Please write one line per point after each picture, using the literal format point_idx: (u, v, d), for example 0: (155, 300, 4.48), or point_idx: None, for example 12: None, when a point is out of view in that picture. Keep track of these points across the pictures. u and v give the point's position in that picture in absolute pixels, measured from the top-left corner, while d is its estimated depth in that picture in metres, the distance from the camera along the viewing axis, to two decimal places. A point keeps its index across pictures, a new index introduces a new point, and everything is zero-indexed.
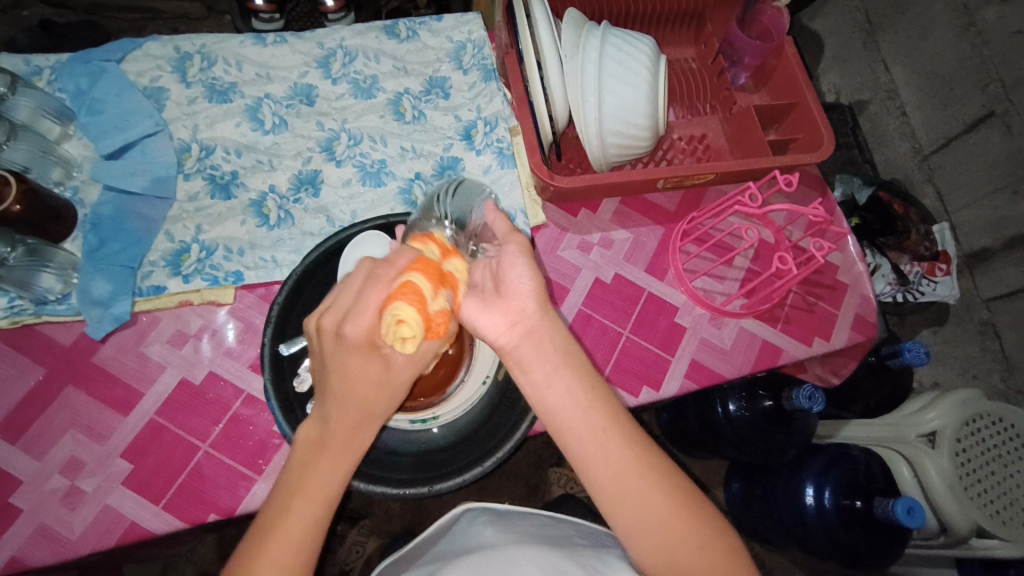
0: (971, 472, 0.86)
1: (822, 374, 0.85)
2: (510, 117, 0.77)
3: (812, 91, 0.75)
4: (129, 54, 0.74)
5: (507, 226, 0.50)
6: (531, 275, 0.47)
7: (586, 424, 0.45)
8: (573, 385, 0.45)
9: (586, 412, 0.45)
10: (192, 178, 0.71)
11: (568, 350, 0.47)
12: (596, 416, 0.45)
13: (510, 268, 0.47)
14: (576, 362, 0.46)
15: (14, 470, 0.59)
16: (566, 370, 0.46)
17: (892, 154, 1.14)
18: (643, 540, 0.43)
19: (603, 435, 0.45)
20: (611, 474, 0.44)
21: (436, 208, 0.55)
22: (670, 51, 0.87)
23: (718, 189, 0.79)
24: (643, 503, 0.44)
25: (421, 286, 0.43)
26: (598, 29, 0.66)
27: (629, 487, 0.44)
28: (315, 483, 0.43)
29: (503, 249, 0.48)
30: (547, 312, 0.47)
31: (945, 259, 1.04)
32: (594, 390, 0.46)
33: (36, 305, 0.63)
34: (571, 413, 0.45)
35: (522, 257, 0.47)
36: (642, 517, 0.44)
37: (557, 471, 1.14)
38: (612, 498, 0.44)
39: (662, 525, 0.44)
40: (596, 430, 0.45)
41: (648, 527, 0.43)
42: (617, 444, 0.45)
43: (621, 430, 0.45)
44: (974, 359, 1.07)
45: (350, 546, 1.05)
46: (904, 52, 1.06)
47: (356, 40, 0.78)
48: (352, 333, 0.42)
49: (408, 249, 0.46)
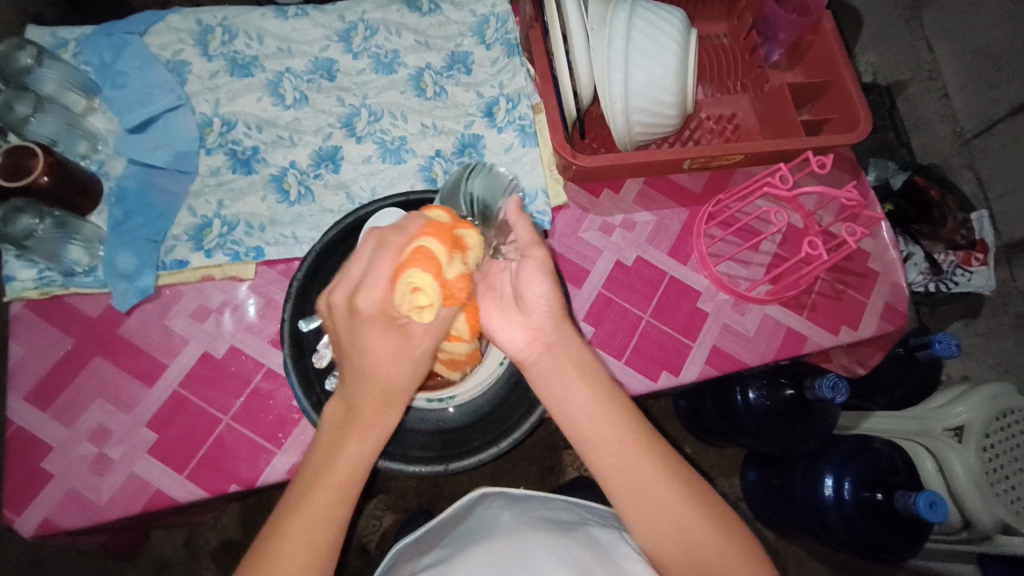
0: (999, 469, 0.84)
1: (847, 364, 0.83)
2: (534, 93, 0.75)
3: (850, 68, 0.71)
4: (152, 27, 0.74)
5: (530, 231, 0.47)
6: (548, 291, 0.46)
7: (604, 436, 0.44)
8: (591, 397, 0.45)
9: (605, 424, 0.45)
10: (214, 153, 0.71)
11: (586, 361, 0.46)
12: (614, 427, 0.45)
13: (527, 283, 0.46)
14: (593, 372, 0.46)
15: (44, 437, 0.60)
16: (583, 383, 0.45)
17: (932, 138, 1.08)
18: (663, 547, 0.43)
19: (619, 447, 0.44)
20: (631, 483, 0.44)
21: (463, 195, 0.54)
22: (700, 26, 0.84)
23: (746, 171, 0.77)
24: (665, 510, 0.44)
25: (434, 251, 0.41)
26: (626, 1, 0.64)
27: (650, 495, 0.44)
28: (339, 466, 0.43)
29: (522, 260, 0.46)
30: (563, 324, 0.47)
31: (982, 248, 0.98)
32: (611, 402, 0.46)
33: (64, 277, 0.65)
34: (584, 427, 0.45)
35: (539, 271, 0.46)
36: (662, 525, 0.43)
37: (571, 454, 1.15)
38: (632, 508, 0.44)
39: (685, 532, 0.43)
40: (611, 443, 0.44)
41: (671, 534, 0.43)
42: (636, 454, 0.44)
43: (640, 439, 0.45)
44: (1007, 353, 1.03)
45: (368, 518, 1.09)
46: (948, 30, 1.01)
47: (378, 13, 0.77)
48: (365, 306, 0.41)
49: (418, 215, 0.44)
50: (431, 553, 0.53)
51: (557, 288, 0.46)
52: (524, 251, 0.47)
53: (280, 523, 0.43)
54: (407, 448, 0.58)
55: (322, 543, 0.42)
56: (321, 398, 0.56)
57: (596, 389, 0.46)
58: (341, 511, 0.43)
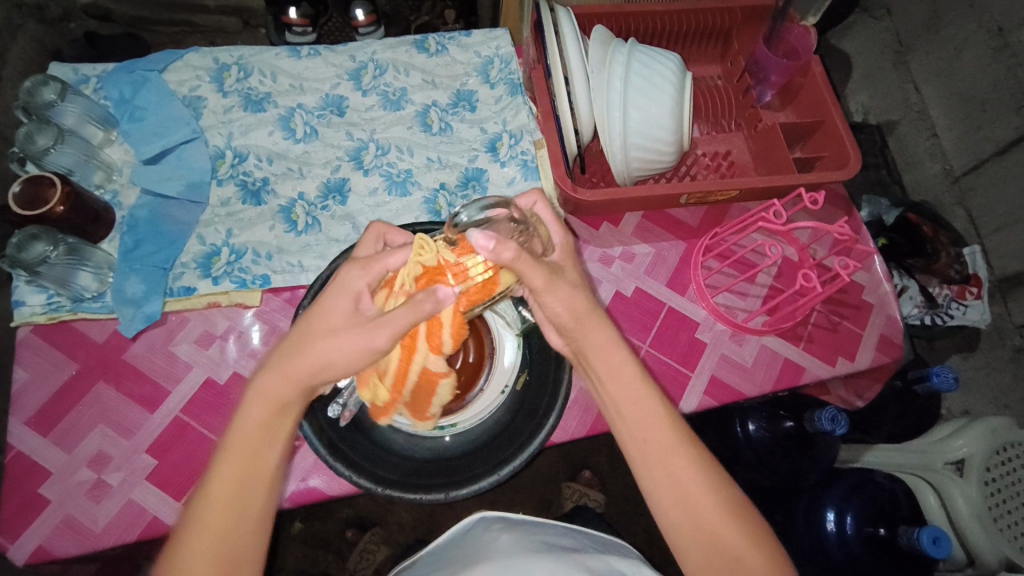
0: (1000, 502, 0.85)
1: (845, 397, 0.85)
2: (535, 130, 0.78)
3: (839, 109, 0.74)
4: (171, 64, 0.77)
5: (544, 275, 0.48)
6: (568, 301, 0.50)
7: (636, 430, 0.50)
8: (622, 391, 0.51)
9: (638, 420, 0.50)
10: (225, 184, 0.73)
11: (618, 365, 0.51)
12: (646, 423, 0.50)
13: (546, 304, 0.50)
14: (624, 374, 0.51)
15: (44, 462, 0.61)
16: (613, 380, 0.51)
17: (922, 175, 1.12)
18: (684, 534, 0.48)
19: (643, 443, 0.49)
20: (663, 474, 0.48)
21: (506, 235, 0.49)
22: (695, 69, 0.88)
23: (742, 206, 0.79)
24: (687, 503, 0.48)
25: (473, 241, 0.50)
26: (624, 46, 0.67)
27: (676, 483, 0.48)
28: (239, 458, 0.44)
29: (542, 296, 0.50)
30: (586, 320, 0.51)
31: (976, 282, 1.01)
32: (642, 397, 0.50)
33: (73, 302, 0.66)
34: (619, 415, 0.51)
35: (551, 294, 0.50)
36: (685, 513, 0.48)
37: (569, 487, 1.14)
38: (656, 495, 0.49)
39: (705, 522, 0.47)
40: (637, 436, 0.50)
41: (690, 522, 0.47)
42: (665, 447, 0.49)
43: (672, 436, 0.49)
44: (1007, 388, 1.03)
45: (361, 553, 1.05)
46: (934, 74, 1.05)
47: (387, 54, 0.80)
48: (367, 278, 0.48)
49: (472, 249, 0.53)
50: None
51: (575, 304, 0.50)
52: (537, 292, 0.50)
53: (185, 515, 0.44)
54: (418, 477, 0.57)
55: (241, 528, 0.43)
56: (323, 425, 0.57)
57: (624, 387, 0.51)
58: (257, 494, 0.45)
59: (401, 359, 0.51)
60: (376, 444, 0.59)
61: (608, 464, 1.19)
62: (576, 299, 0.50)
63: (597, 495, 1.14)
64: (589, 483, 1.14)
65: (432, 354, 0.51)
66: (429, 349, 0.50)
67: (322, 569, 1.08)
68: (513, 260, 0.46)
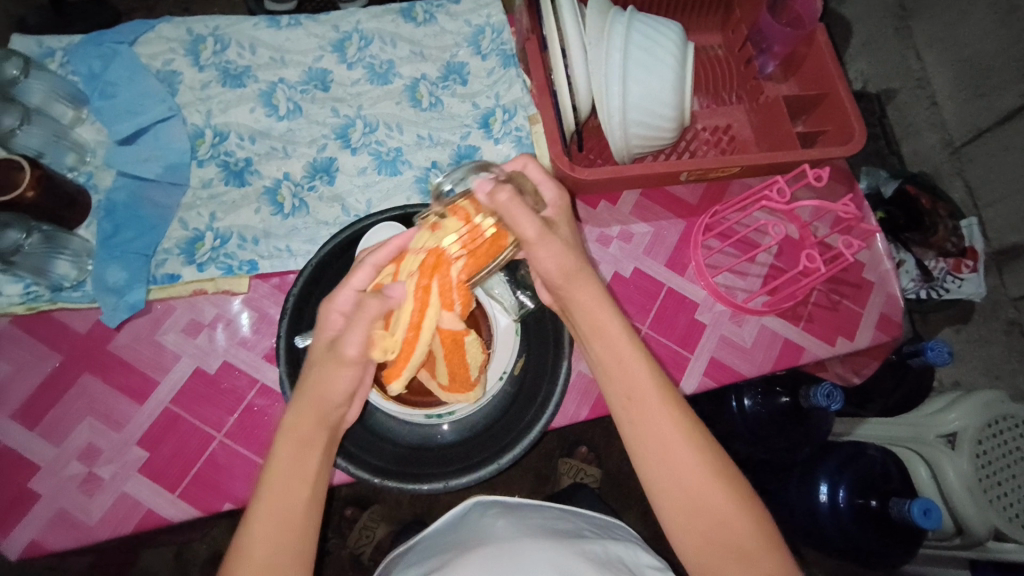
0: (991, 475, 0.85)
1: (842, 373, 0.85)
2: (530, 105, 0.75)
3: (845, 81, 0.71)
4: (142, 36, 0.73)
5: (537, 224, 0.47)
6: (555, 263, 0.49)
7: (624, 385, 0.49)
8: (611, 349, 0.50)
9: (626, 378, 0.49)
10: (206, 165, 0.70)
11: (602, 324, 0.50)
12: (632, 381, 0.49)
13: (536, 260, 0.49)
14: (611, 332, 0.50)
15: (31, 456, 0.59)
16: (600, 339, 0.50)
17: (921, 146, 1.09)
18: (670, 492, 0.47)
19: (629, 403, 0.49)
20: (650, 432, 0.48)
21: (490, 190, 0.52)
22: (696, 37, 0.84)
23: (742, 182, 0.77)
24: (673, 466, 0.47)
25: (467, 208, 0.50)
26: (624, 14, 0.64)
27: (660, 442, 0.47)
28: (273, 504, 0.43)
29: (534, 252, 0.49)
30: (571, 282, 0.50)
31: (972, 255, 0.99)
32: (630, 358, 0.49)
33: (52, 292, 0.63)
34: (606, 377, 0.51)
35: (542, 249, 0.49)
36: (671, 472, 0.47)
37: (566, 462, 1.15)
38: (642, 455, 0.48)
39: (689, 483, 0.47)
40: (624, 394, 0.49)
41: (674, 485, 0.47)
42: (654, 404, 0.48)
43: (657, 400, 0.48)
44: (996, 360, 1.03)
45: (360, 531, 1.07)
46: (938, 39, 1.02)
47: (373, 24, 0.76)
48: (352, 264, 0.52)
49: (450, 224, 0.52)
50: (426, 563, 0.53)
51: (565, 262, 0.49)
52: (529, 245, 0.48)
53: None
54: (421, 466, 0.57)
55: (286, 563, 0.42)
56: None
57: (612, 347, 0.50)
58: (299, 540, 0.43)
59: (415, 312, 0.48)
60: (370, 431, 0.58)
61: (603, 438, 1.20)
62: (566, 256, 0.49)
63: (592, 470, 1.14)
64: (584, 458, 1.15)
65: (444, 312, 0.50)
66: (442, 306, 0.50)
67: (321, 546, 1.09)
68: (505, 202, 0.47)
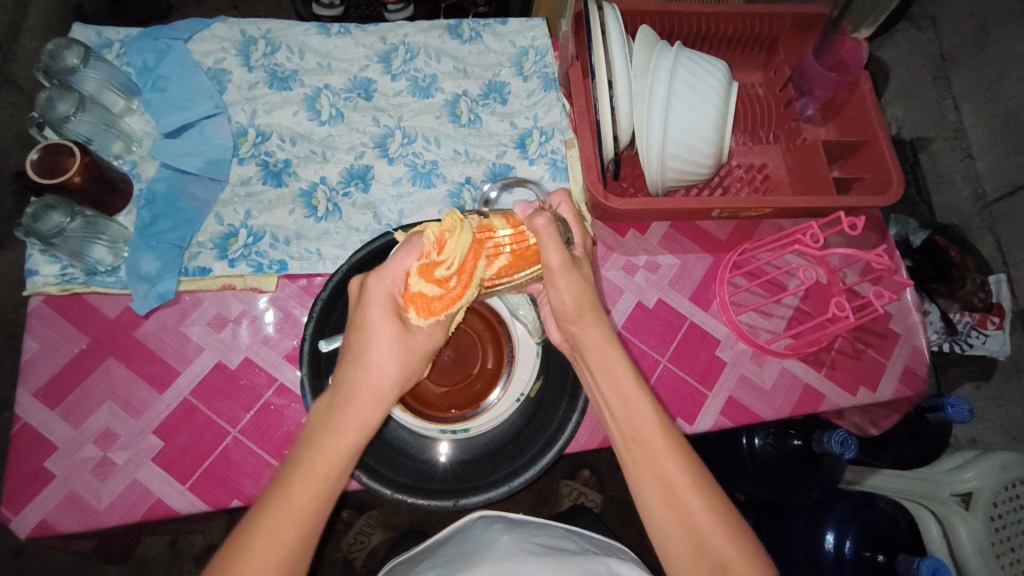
0: (1006, 540, 0.83)
1: (860, 424, 0.80)
2: (567, 129, 0.76)
3: (885, 129, 0.71)
4: (197, 33, 0.75)
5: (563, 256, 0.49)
6: (572, 296, 0.50)
7: (630, 424, 0.49)
8: (617, 389, 0.50)
9: (631, 417, 0.49)
10: (246, 163, 0.71)
11: (609, 364, 0.51)
12: (637, 421, 0.48)
13: (553, 293, 0.51)
14: (618, 371, 0.50)
15: (49, 436, 0.60)
16: (607, 379, 0.50)
17: (953, 198, 1.07)
18: (673, 538, 0.46)
19: (634, 443, 0.48)
20: (652, 475, 0.47)
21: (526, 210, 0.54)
22: (737, 74, 0.84)
23: (774, 222, 0.77)
24: (678, 505, 0.46)
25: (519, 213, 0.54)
26: (670, 49, 0.64)
27: (664, 485, 0.46)
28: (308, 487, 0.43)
29: (554, 286, 0.50)
30: (583, 319, 0.51)
31: (999, 312, 0.96)
32: (633, 395, 0.49)
33: (86, 275, 0.65)
34: (612, 415, 0.50)
35: (563, 282, 0.50)
36: (673, 517, 0.46)
37: (568, 484, 1.14)
38: (646, 494, 0.47)
39: (692, 529, 0.45)
40: (628, 435, 0.49)
41: (678, 532, 0.45)
42: (656, 444, 0.47)
43: (661, 441, 0.47)
44: (1019, 421, 0.97)
45: (355, 536, 1.07)
46: (977, 92, 1.00)
47: (420, 38, 0.78)
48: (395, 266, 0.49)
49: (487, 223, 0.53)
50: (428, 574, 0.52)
51: (581, 294, 0.51)
52: (552, 273, 0.50)
53: (231, 572, 0.40)
54: (429, 480, 0.57)
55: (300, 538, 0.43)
56: None
57: (616, 385, 0.50)
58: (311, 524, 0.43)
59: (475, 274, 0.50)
60: (386, 443, 0.58)
61: (607, 465, 1.18)
62: (583, 293, 0.51)
63: (594, 494, 1.14)
64: (586, 482, 1.14)
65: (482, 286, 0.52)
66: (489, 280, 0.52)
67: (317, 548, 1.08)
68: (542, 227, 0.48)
